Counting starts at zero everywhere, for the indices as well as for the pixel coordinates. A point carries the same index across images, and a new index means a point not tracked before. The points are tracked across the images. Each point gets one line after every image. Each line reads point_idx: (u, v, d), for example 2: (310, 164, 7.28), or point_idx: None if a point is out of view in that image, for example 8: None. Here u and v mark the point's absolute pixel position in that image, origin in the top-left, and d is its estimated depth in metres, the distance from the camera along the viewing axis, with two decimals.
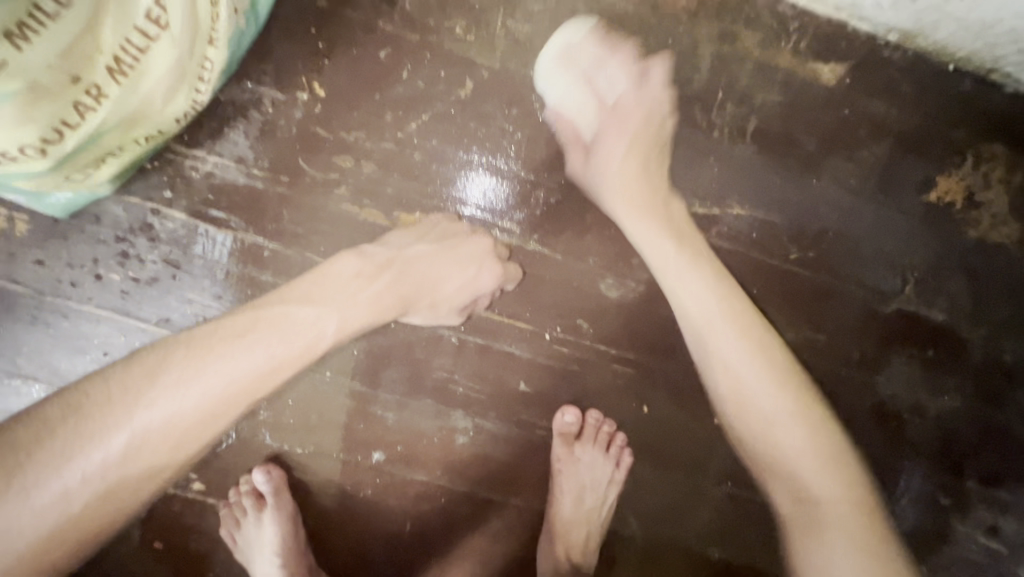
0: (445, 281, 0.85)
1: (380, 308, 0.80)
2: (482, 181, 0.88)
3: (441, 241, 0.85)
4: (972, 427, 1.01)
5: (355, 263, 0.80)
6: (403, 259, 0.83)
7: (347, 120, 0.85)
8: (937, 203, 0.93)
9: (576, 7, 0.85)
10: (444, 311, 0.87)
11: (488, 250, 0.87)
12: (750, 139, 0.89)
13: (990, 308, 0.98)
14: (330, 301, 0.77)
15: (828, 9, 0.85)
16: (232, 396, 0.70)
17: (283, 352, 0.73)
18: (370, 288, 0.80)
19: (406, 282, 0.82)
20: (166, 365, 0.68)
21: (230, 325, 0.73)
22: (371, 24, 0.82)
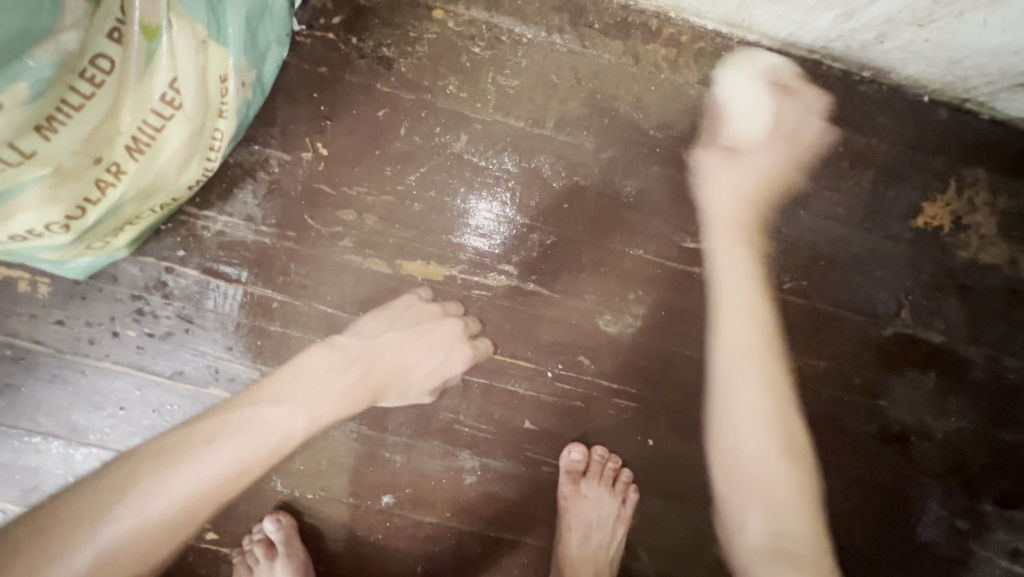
0: (416, 366, 0.92)
1: (346, 400, 0.90)
2: (482, 221, 0.91)
3: (413, 326, 0.91)
4: (983, 448, 1.00)
5: (327, 357, 0.90)
6: (372, 352, 0.91)
7: (350, 175, 0.89)
8: (925, 228, 0.96)
9: (562, 60, 0.88)
10: (414, 395, 0.93)
11: (461, 333, 0.91)
12: (736, 176, 0.92)
13: (989, 327, 0.99)
14: (298, 397, 0.89)
15: (802, 52, 0.88)
16: (220, 487, 0.86)
17: (249, 452, 0.86)
18: (338, 382, 0.90)
19: (374, 375, 0.91)
20: (144, 468, 0.85)
21: (201, 429, 0.87)
22: (369, 86, 0.87)
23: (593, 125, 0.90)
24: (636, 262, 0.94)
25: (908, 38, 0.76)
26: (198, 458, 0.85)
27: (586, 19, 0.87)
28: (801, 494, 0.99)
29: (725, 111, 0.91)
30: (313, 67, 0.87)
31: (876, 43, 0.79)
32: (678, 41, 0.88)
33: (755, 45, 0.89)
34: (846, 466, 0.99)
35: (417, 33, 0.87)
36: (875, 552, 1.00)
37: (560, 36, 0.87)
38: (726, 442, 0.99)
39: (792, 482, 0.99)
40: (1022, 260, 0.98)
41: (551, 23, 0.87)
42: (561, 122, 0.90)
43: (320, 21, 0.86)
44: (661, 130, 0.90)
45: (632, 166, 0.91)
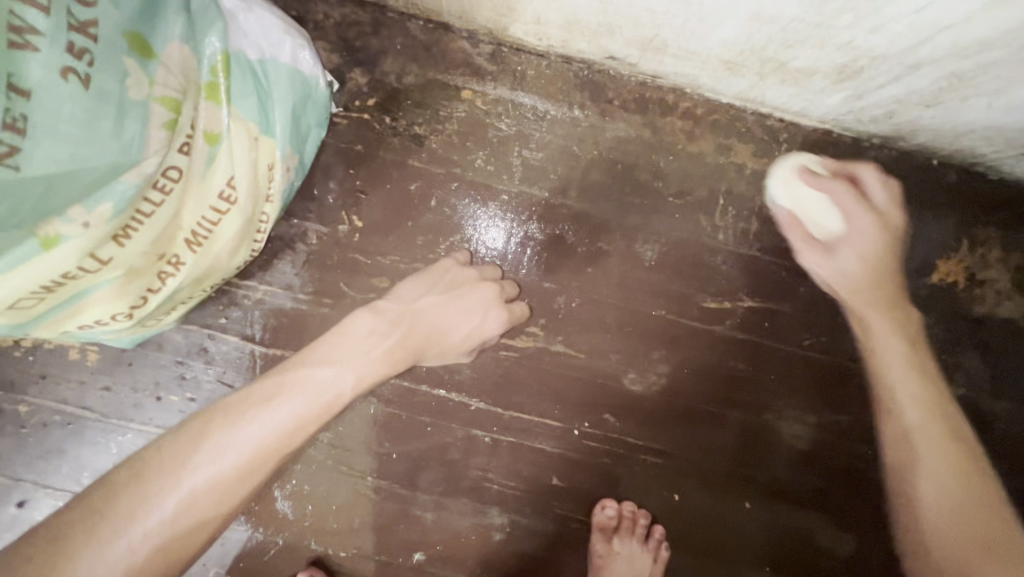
0: (455, 329, 0.89)
1: (391, 362, 0.83)
2: (492, 225, 0.94)
3: (448, 292, 0.89)
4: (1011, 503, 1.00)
5: (369, 320, 0.84)
6: (414, 313, 0.87)
7: (383, 245, 0.94)
8: (940, 284, 0.98)
9: (584, 133, 0.93)
10: (449, 356, 0.91)
11: (495, 296, 0.90)
12: (754, 238, 0.96)
13: (1009, 379, 1.00)
14: (348, 357, 0.79)
15: (813, 122, 0.92)
16: (266, 451, 0.70)
17: (301, 410, 0.74)
18: (381, 345, 0.83)
19: (416, 335, 0.86)
20: (207, 433, 0.69)
21: (263, 386, 0.74)
22: (402, 162, 0.92)
23: (614, 192, 0.94)
24: (659, 321, 0.97)
25: (915, 114, 0.80)
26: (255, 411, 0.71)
27: (606, 95, 0.92)
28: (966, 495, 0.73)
29: (741, 176, 0.94)
30: (350, 145, 0.92)
31: (885, 118, 0.83)
32: (694, 113, 0.93)
33: (767, 115, 0.93)
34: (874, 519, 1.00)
35: (447, 112, 0.92)
36: None
37: (581, 111, 0.92)
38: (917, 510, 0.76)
39: (939, 487, 0.75)
40: None
41: (573, 99, 0.92)
42: (583, 191, 0.94)
43: (357, 104, 0.91)
44: (680, 196, 0.94)
45: (652, 230, 0.95)
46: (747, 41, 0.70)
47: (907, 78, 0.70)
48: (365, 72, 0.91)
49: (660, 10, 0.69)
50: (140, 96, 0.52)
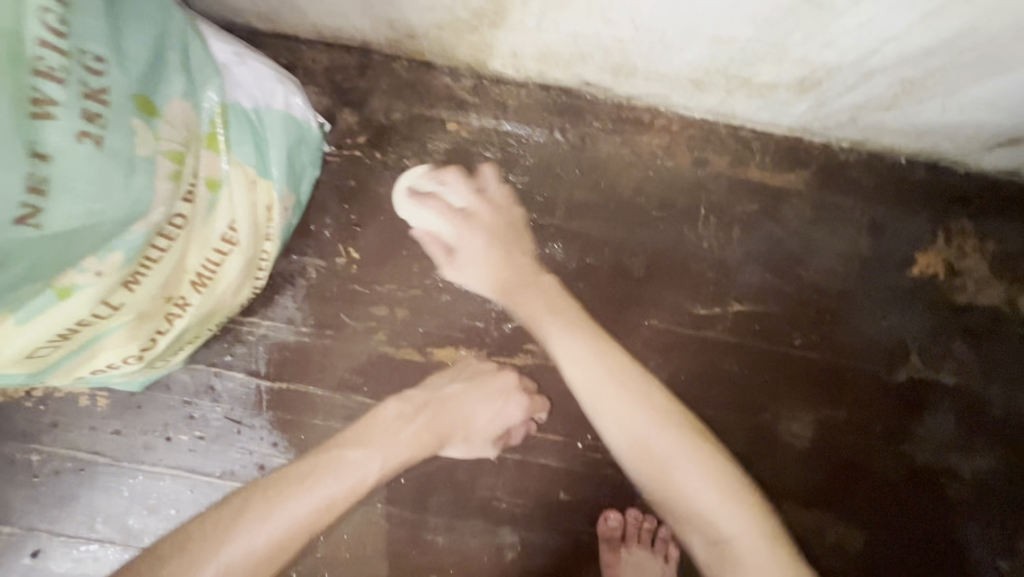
0: (477, 415, 0.95)
1: (412, 449, 0.91)
2: (485, 252, 0.97)
3: (471, 381, 0.95)
4: (1008, 486, 1.03)
5: (397, 408, 0.94)
6: (438, 400, 0.95)
7: (381, 274, 0.97)
8: (921, 276, 1.01)
9: (566, 155, 0.97)
10: (475, 448, 0.97)
11: (515, 384, 0.97)
12: (737, 244, 0.99)
13: (999, 364, 1.03)
14: (381, 445, 0.90)
15: (783, 130, 0.97)
16: (294, 532, 0.83)
17: (330, 492, 0.86)
18: (405, 429, 0.92)
19: (441, 421, 0.94)
20: (247, 508, 0.83)
21: (297, 470, 0.88)
22: (394, 194, 0.96)
23: (598, 211, 0.98)
24: (652, 330, 0.99)
25: (877, 118, 0.84)
26: (287, 497, 0.84)
27: (585, 118, 0.96)
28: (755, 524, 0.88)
29: (719, 188, 0.98)
30: (344, 181, 0.96)
31: (849, 123, 0.87)
32: (670, 129, 0.97)
33: (739, 127, 0.97)
34: (885, 513, 1.02)
35: (434, 144, 0.96)
36: None
37: (561, 134, 0.96)
38: (681, 490, 0.90)
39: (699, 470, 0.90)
40: (1019, 298, 1.02)
41: (553, 124, 0.96)
42: (570, 210, 0.97)
43: (348, 142, 0.96)
44: (662, 209, 0.98)
45: (638, 243, 0.98)
46: (711, 62, 0.75)
47: (863, 86, 0.75)
48: (354, 111, 0.96)
49: (627, 39, 0.74)
50: (148, 151, 0.56)
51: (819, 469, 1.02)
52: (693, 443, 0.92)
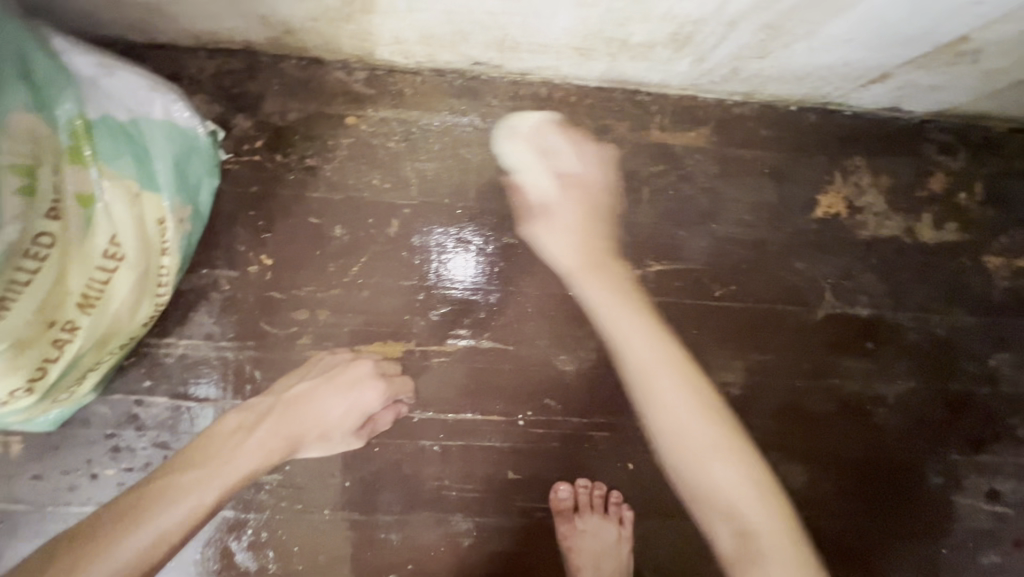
0: (329, 411, 0.92)
1: (263, 456, 0.87)
2: (457, 261, 0.98)
3: (320, 378, 0.93)
4: (929, 404, 1.09)
5: (235, 419, 0.90)
6: (283, 404, 0.91)
7: (298, 278, 0.95)
8: (826, 217, 1.06)
9: (469, 137, 0.97)
10: (334, 442, 0.94)
11: (370, 372, 0.94)
12: (648, 206, 1.01)
13: (908, 291, 1.08)
14: (230, 460, 0.86)
15: (676, 90, 0.99)
16: (121, 574, 0.76)
17: (174, 517, 0.80)
18: (249, 437, 0.88)
19: (288, 422, 0.90)
20: (63, 565, 0.75)
21: (125, 501, 0.81)
22: (301, 196, 0.95)
23: (509, 188, 0.98)
24: (577, 300, 1.00)
25: (757, 67, 0.87)
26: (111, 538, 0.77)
27: (483, 98, 0.97)
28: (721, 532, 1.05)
29: (624, 153, 1.00)
30: (247, 188, 0.94)
31: (733, 74, 0.90)
32: (568, 101, 0.98)
33: (635, 92, 0.99)
34: (825, 447, 1.08)
35: (335, 140, 0.95)
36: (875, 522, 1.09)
37: (462, 116, 0.96)
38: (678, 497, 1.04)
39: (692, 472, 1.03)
40: (917, 226, 1.08)
41: (452, 108, 0.96)
42: (481, 192, 0.98)
43: (245, 148, 0.94)
44: None
45: (551, 216, 0.99)
46: (585, 26, 0.77)
47: (731, 36, 0.77)
48: (248, 116, 0.93)
49: (498, 12, 0.74)
50: None
51: (757, 415, 1.05)
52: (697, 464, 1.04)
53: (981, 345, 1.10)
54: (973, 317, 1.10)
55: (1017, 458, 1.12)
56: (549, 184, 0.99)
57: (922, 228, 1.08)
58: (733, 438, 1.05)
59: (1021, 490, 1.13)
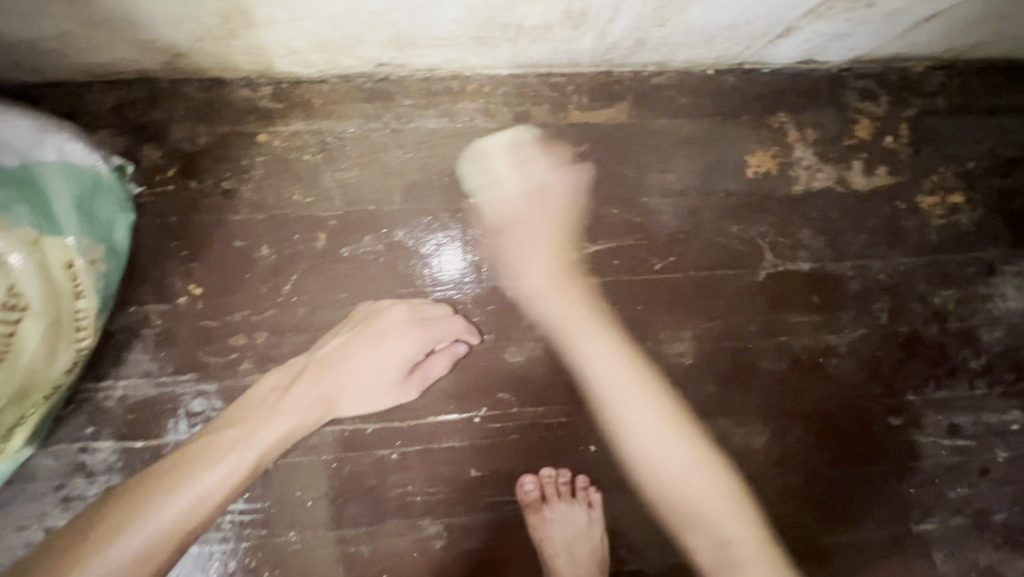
0: (385, 353, 0.95)
1: (300, 416, 0.92)
2: (448, 254, 0.98)
3: (368, 326, 0.95)
4: (876, 350, 1.11)
5: (280, 377, 0.93)
6: (336, 352, 0.94)
7: (231, 303, 0.93)
8: (757, 176, 1.06)
9: (386, 140, 0.96)
10: (378, 392, 0.96)
11: (416, 311, 0.96)
12: (577, 187, 1.01)
13: (846, 240, 1.09)
14: (277, 417, 0.91)
15: (589, 67, 0.98)
16: (235, 479, 0.89)
17: (269, 438, 0.90)
18: (287, 398, 0.92)
19: (336, 373, 0.94)
20: (207, 459, 0.88)
21: (227, 433, 0.90)
22: (222, 220, 0.93)
23: (434, 186, 0.97)
24: (517, 291, 1.00)
25: (660, 36, 0.87)
26: (250, 440, 0.90)
27: (396, 99, 0.95)
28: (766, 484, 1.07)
29: (546, 137, 0.99)
30: (166, 219, 0.92)
31: (640, 46, 0.90)
32: (482, 91, 0.97)
33: (548, 74, 0.99)
34: (783, 403, 1.09)
35: (250, 160, 0.93)
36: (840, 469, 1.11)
37: (376, 121, 0.95)
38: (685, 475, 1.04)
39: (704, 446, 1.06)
40: (849, 174, 1.09)
41: (365, 113, 0.95)
42: (406, 194, 0.96)
43: (157, 178, 0.92)
44: (497, 170, 0.98)
45: (480, 209, 0.98)
46: (474, 15, 0.76)
47: (623, 7, 0.78)
48: (156, 145, 0.91)
49: (382, 10, 0.73)
50: None
51: (714, 381, 1.06)
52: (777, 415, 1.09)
53: (923, 285, 1.12)
54: (910, 259, 1.11)
55: (970, 391, 1.15)
56: (474, 177, 0.98)
57: (854, 176, 1.09)
58: (688, 410, 1.05)
59: (979, 421, 1.15)
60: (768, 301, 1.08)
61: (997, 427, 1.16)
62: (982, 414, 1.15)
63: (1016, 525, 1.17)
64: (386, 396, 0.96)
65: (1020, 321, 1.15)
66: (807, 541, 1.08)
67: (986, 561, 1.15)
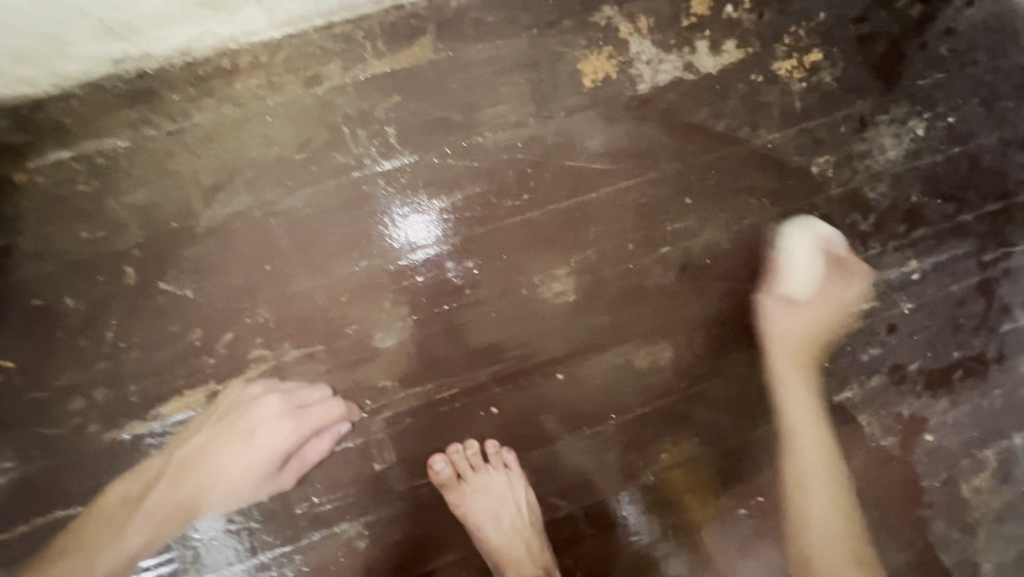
0: (227, 466, 0.86)
1: (163, 525, 0.85)
2: (412, 222, 0.93)
3: (213, 428, 0.87)
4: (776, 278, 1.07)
5: (123, 490, 0.85)
6: (180, 462, 0.86)
7: (50, 368, 0.84)
8: (595, 85, 0.99)
9: (169, 146, 0.85)
10: (246, 491, 0.88)
11: (278, 409, 0.88)
12: (401, 144, 0.91)
13: (704, 130, 1.03)
14: (138, 526, 0.84)
15: (372, 6, 0.89)
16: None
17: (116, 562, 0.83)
18: (145, 506, 0.84)
19: (181, 483, 0.85)
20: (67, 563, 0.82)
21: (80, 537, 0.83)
22: (11, 281, 0.83)
23: (240, 183, 0.87)
24: (368, 272, 0.92)
25: None
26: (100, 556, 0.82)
27: (162, 97, 0.84)
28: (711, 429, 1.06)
29: (350, 97, 0.89)
30: None
31: None
32: (260, 63, 0.86)
33: (331, 26, 0.88)
34: (680, 313, 1.05)
35: (18, 208, 0.82)
36: (751, 363, 1.08)
37: (148, 127, 0.84)
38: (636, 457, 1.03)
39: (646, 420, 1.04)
40: (693, 59, 1.02)
41: (133, 121, 0.83)
42: (210, 198, 0.86)
43: None
44: (304, 149, 0.88)
45: (301, 194, 0.89)
46: None
47: None
48: None
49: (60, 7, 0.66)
50: None
51: (603, 311, 1.02)
52: (680, 353, 1.05)
53: (797, 155, 1.08)
54: (786, 129, 1.07)
55: (866, 252, 1.11)
56: (284, 164, 0.88)
57: (699, 59, 1.03)
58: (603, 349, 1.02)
59: (881, 279, 1.12)
60: (637, 215, 1.02)
61: (901, 281, 1.12)
62: (882, 271, 1.12)
63: (932, 370, 1.13)
64: (254, 492, 0.89)
65: (900, 170, 1.12)
66: (734, 439, 1.06)
67: (908, 411, 1.13)
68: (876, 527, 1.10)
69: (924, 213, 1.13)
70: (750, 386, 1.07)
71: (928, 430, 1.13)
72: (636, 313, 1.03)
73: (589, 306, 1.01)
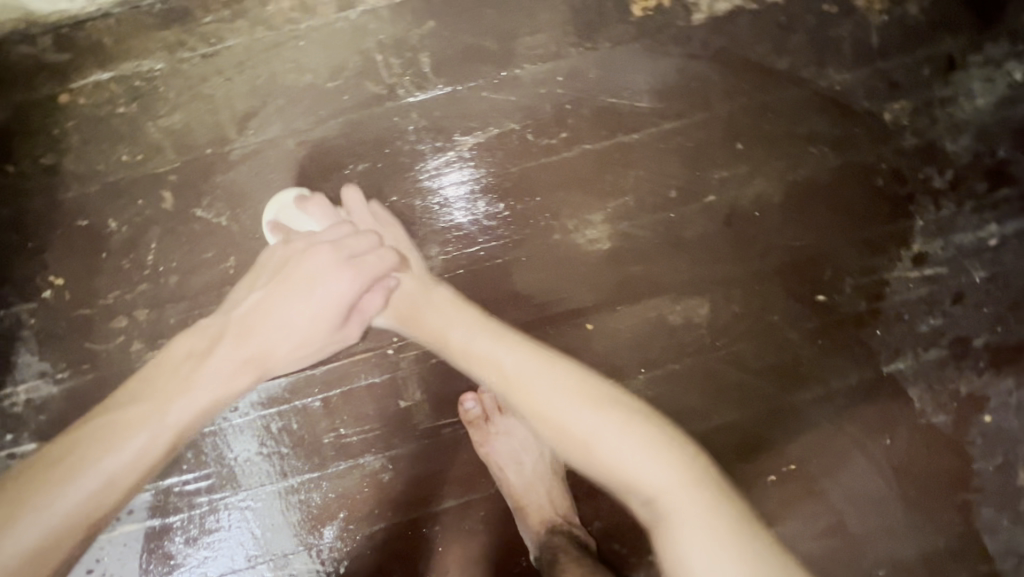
0: (293, 321, 0.76)
1: (227, 384, 0.73)
2: (443, 176, 0.90)
3: (278, 271, 0.77)
4: (824, 239, 1.00)
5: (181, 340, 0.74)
6: (235, 319, 0.75)
7: (96, 287, 0.88)
8: (646, 13, 0.92)
9: (204, 71, 0.86)
10: (319, 342, 0.78)
11: (332, 252, 0.77)
12: (435, 75, 0.88)
13: (761, 66, 0.95)
14: (190, 389, 0.70)
15: None
16: None
17: None
18: (191, 375, 0.70)
19: (246, 332, 0.75)
20: None
21: None
22: (59, 199, 0.87)
23: (275, 111, 0.87)
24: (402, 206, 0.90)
25: None
26: None
27: (195, 19, 0.85)
28: (750, 389, 1.00)
29: (386, 25, 0.88)
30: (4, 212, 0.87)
31: None
32: None
33: None
34: (724, 268, 0.98)
35: (61, 128, 0.86)
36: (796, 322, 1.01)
37: (181, 50, 0.85)
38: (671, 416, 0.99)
39: (695, 374, 0.99)
40: None
41: (172, 45, 0.85)
42: (243, 126, 0.86)
43: None
44: (336, 77, 0.87)
45: (334, 125, 0.88)
46: None
47: None
48: None
49: None
50: None
51: (639, 261, 0.96)
52: (721, 309, 0.99)
53: (868, 100, 0.97)
54: (856, 70, 0.97)
55: (938, 211, 1.01)
56: (316, 93, 0.87)
57: None
58: (642, 303, 0.97)
59: (951, 244, 1.01)
60: (681, 159, 0.95)
61: (973, 247, 1.02)
62: (952, 235, 1.01)
63: (998, 347, 1.04)
64: (322, 347, 0.79)
65: (988, 120, 0.99)
66: (770, 403, 1.01)
67: (968, 390, 1.03)
68: (917, 508, 1.02)
69: (1012, 171, 1.01)
70: (795, 351, 1.01)
71: (988, 411, 1.04)
72: (674, 264, 0.97)
73: (630, 255, 0.96)
